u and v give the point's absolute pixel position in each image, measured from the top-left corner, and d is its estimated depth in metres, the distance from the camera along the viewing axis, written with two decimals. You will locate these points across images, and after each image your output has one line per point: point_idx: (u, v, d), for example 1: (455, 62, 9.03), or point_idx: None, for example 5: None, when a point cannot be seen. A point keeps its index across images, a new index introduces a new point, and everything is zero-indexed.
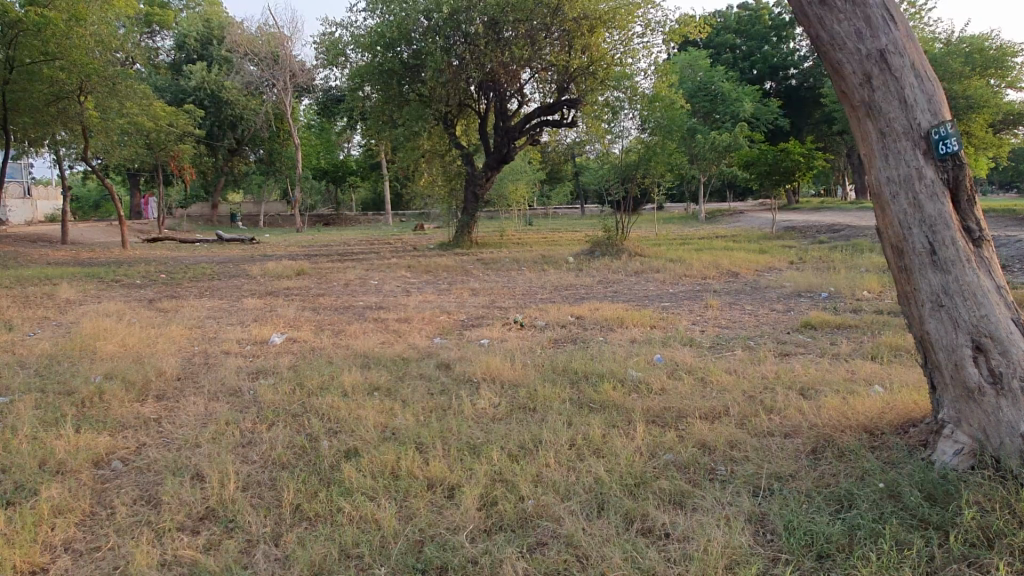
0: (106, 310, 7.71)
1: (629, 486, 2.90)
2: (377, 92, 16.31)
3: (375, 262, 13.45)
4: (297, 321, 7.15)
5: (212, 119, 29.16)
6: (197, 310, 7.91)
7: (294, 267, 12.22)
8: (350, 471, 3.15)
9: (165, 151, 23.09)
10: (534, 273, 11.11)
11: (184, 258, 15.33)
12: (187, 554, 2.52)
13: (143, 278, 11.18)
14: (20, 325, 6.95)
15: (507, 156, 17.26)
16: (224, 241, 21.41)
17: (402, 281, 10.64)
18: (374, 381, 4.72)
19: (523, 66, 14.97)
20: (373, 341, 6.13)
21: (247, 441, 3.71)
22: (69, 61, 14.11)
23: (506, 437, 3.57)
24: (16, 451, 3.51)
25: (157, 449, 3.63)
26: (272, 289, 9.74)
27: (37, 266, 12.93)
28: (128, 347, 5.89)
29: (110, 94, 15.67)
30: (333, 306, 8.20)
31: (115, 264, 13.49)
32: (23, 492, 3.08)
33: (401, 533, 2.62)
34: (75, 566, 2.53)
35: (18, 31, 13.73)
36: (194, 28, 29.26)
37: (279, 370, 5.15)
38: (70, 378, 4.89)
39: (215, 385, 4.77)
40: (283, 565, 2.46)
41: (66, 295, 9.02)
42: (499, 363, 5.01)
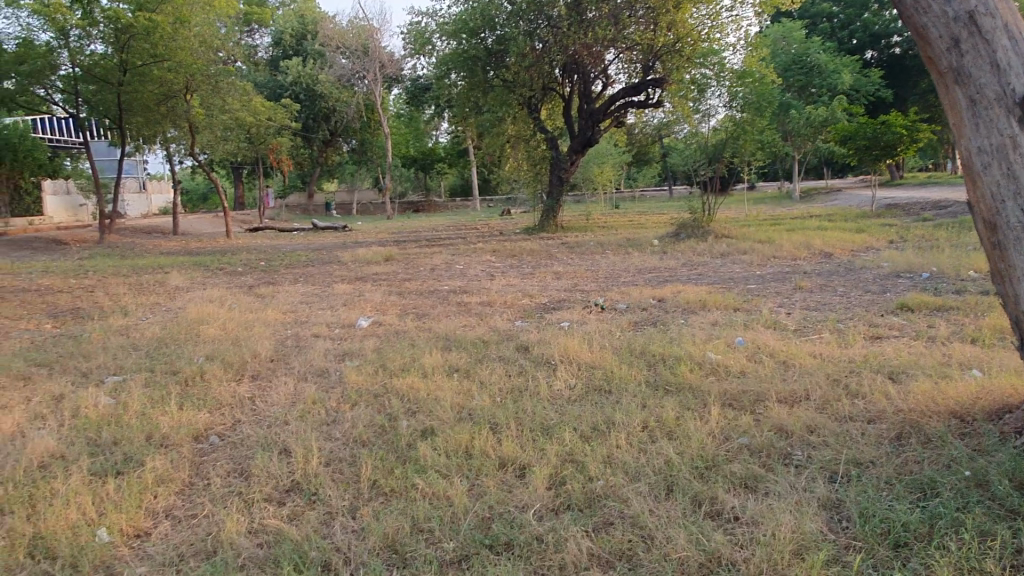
0: (210, 296, 8.19)
1: (700, 468, 2.88)
2: (463, 79, 16.52)
3: (461, 247, 13.67)
4: (384, 305, 7.40)
5: (308, 112, 30.15)
6: (292, 295, 8.32)
7: (383, 253, 12.57)
8: (424, 449, 3.25)
9: (266, 145, 24.20)
10: (618, 256, 11.03)
11: (283, 246, 16.09)
12: (273, 523, 2.69)
13: (244, 266, 11.79)
14: (134, 310, 7.49)
15: (592, 140, 17.13)
16: (320, 230, 22.26)
17: (486, 265, 10.78)
18: (454, 363, 4.84)
19: (606, 47, 14.71)
20: (455, 324, 6.26)
21: (331, 419, 3.89)
22: (175, 61, 15.04)
23: (579, 418, 3.59)
24: (127, 425, 3.83)
25: (251, 426, 3.86)
26: (361, 275, 10.08)
27: (153, 255, 13.90)
28: (228, 330, 6.25)
29: (214, 91, 16.62)
30: (418, 291, 8.42)
31: (218, 254, 14.24)
32: (132, 463, 3.35)
33: (470, 510, 2.69)
34: (174, 531, 2.74)
35: (131, 36, 14.71)
36: (290, 24, 30.38)
37: (364, 352, 5.35)
38: (175, 360, 5.26)
39: (304, 366, 5.03)
40: (359, 536, 2.58)
41: (175, 283, 9.62)
42: (577, 345, 5.03)
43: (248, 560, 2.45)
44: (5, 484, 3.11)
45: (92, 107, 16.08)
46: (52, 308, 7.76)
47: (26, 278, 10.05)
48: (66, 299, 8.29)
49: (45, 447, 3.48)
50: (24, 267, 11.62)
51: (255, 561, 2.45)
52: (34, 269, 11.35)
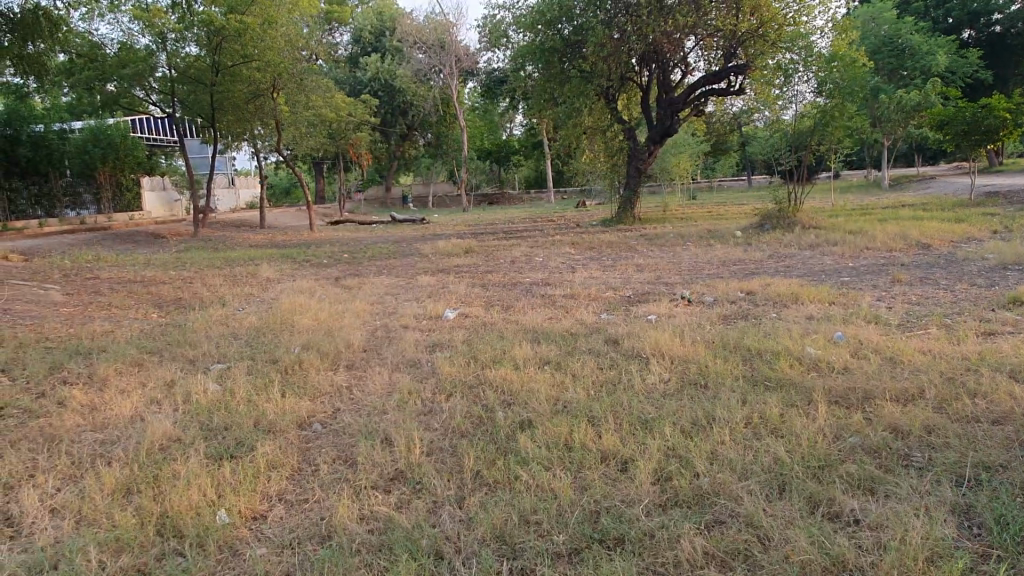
0: (301, 288, 8.45)
1: (813, 468, 2.78)
2: (540, 71, 16.52)
3: (539, 239, 13.65)
4: (468, 297, 7.48)
5: (386, 108, 30.67)
6: (378, 286, 8.49)
7: (462, 245, 12.68)
8: (525, 441, 3.27)
9: (346, 140, 24.88)
10: (700, 248, 10.82)
11: (364, 238, 16.50)
12: (382, 511, 2.75)
13: (329, 258, 12.11)
14: (231, 301, 7.79)
15: (671, 130, 16.75)
16: (398, 223, 22.65)
17: (566, 258, 10.74)
18: (544, 355, 4.86)
19: (687, 33, 14.32)
20: (540, 317, 6.26)
21: (429, 409, 3.96)
22: (264, 61, 15.55)
23: (678, 413, 3.54)
24: (237, 411, 4.00)
25: (350, 414, 3.97)
26: (443, 267, 10.20)
27: (243, 248, 14.48)
28: (321, 321, 6.44)
29: (298, 89, 17.21)
30: (500, 283, 8.45)
31: (304, 247, 14.67)
32: (244, 447, 3.50)
33: (578, 503, 2.69)
34: (289, 514, 2.84)
35: (223, 38, 15.19)
36: (369, 22, 31.00)
37: (454, 343, 5.42)
38: (274, 349, 5.45)
39: (397, 357, 5.12)
40: (468, 526, 2.61)
41: (266, 274, 9.97)
42: (668, 338, 4.95)
43: (361, 545, 2.52)
44: (130, 464, 3.30)
45: (187, 106, 16.89)
46: (156, 298, 8.18)
47: (131, 270, 10.61)
48: (167, 290, 8.71)
49: (163, 430, 3.67)
50: (127, 259, 12.28)
51: (368, 547, 2.51)
52: (137, 261, 11.99)
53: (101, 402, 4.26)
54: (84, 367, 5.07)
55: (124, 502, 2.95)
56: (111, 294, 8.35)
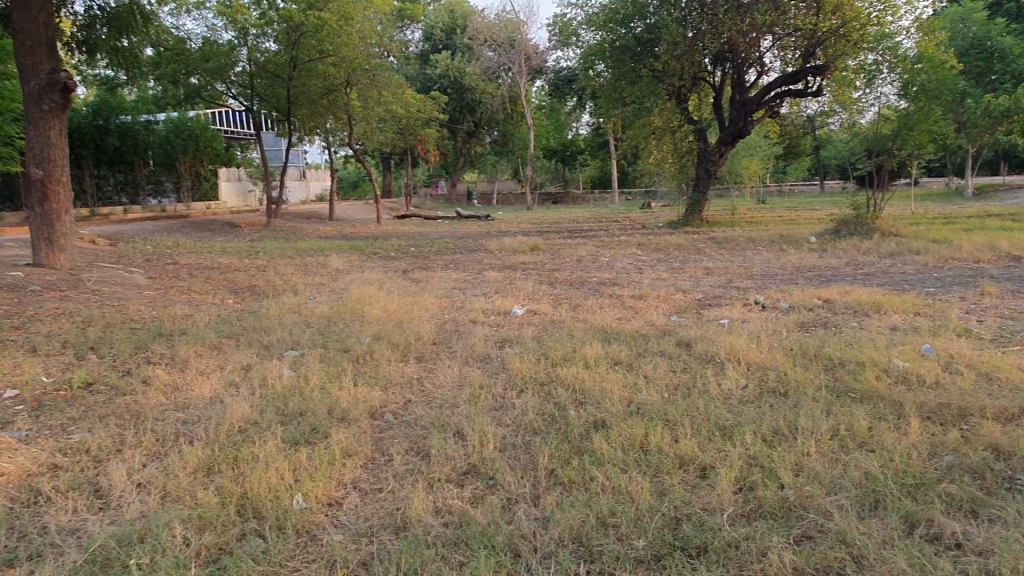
0: (370, 279, 8.58)
1: (908, 486, 2.64)
2: (610, 69, 16.39)
3: (605, 239, 13.54)
4: (536, 294, 7.44)
5: (455, 104, 31.02)
6: (446, 281, 8.55)
7: (529, 242, 12.67)
8: (599, 442, 3.21)
9: (415, 136, 25.26)
10: (772, 252, 10.54)
11: (431, 233, 16.68)
12: (457, 505, 2.74)
13: (396, 251, 12.27)
14: (303, 290, 7.96)
15: (744, 131, 16.35)
16: (463, 219, 22.84)
17: (633, 258, 10.60)
18: (616, 355, 4.78)
19: (764, 33, 13.93)
20: (610, 317, 6.18)
21: (500, 405, 3.95)
22: (339, 56, 16.02)
23: (758, 421, 3.41)
24: (311, 397, 4.07)
25: (422, 406, 3.99)
26: (510, 263, 10.21)
27: (313, 239, 14.81)
28: (391, 312, 6.52)
29: (371, 84, 17.54)
30: (567, 281, 8.40)
31: (373, 239, 14.93)
32: (319, 434, 3.55)
33: (657, 508, 2.62)
34: (364, 502, 2.86)
35: (301, 33, 15.60)
36: (441, 19, 31.46)
37: (523, 340, 5.40)
38: (346, 338, 5.54)
39: (467, 351, 5.13)
40: (544, 525, 2.58)
41: (337, 265, 10.14)
42: (743, 343, 4.82)
43: (437, 538, 2.51)
44: (212, 444, 3.39)
45: (265, 100, 17.41)
46: (231, 285, 8.42)
47: (208, 257, 10.96)
48: (241, 277, 8.96)
49: (242, 413, 3.76)
50: (204, 246, 12.74)
51: (444, 540, 2.50)
52: (214, 248, 12.41)
53: (183, 383, 4.40)
54: (167, 348, 5.26)
55: (205, 481, 3.02)
56: (189, 279, 8.65)
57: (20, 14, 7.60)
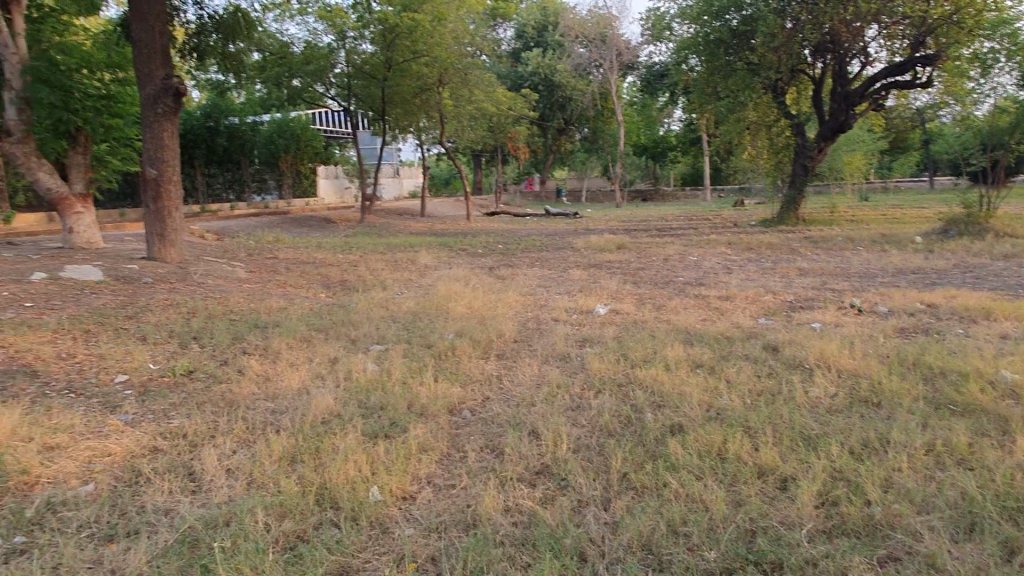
0: (456, 276, 8.72)
1: (1010, 509, 2.45)
2: (703, 63, 15.99)
3: (695, 237, 13.27)
4: (620, 294, 7.37)
5: (545, 102, 31.30)
6: (530, 278, 8.58)
7: (615, 241, 12.54)
8: (676, 447, 3.14)
9: (505, 133, 25.45)
10: (873, 253, 10.01)
11: (518, 230, 16.78)
12: (527, 504, 2.75)
13: (484, 248, 12.41)
14: (391, 285, 8.17)
15: (844, 125, 15.56)
16: (551, 216, 22.85)
17: (722, 258, 10.32)
18: (698, 358, 4.66)
19: (870, 21, 13.23)
20: (695, 318, 6.03)
21: (576, 405, 3.93)
22: (432, 57, 16.32)
23: (846, 432, 3.25)
24: (392, 391, 4.17)
25: (499, 404, 4.02)
26: (595, 261, 10.14)
27: (404, 235, 15.18)
28: (474, 309, 6.59)
29: (463, 83, 17.77)
30: (652, 281, 8.26)
31: (461, 236, 15.15)
32: (397, 428, 3.64)
33: (732, 518, 2.55)
34: (437, 497, 2.92)
35: (396, 34, 15.97)
36: (533, 17, 31.52)
37: (603, 340, 5.34)
38: (429, 334, 5.64)
39: (547, 350, 5.13)
40: (613, 530, 2.55)
41: (425, 261, 10.36)
42: (835, 348, 4.60)
43: (505, 537, 2.53)
44: (297, 434, 3.53)
45: (361, 100, 17.84)
46: (325, 279, 8.75)
47: (304, 252, 11.43)
48: (334, 271, 9.29)
49: (326, 405, 3.90)
50: (302, 241, 13.30)
51: (512, 540, 2.51)
52: (311, 243, 12.91)
53: (274, 373, 4.61)
54: (261, 340, 5.51)
55: (288, 469, 3.15)
56: (287, 273, 9.05)
57: (139, 24, 8.10)
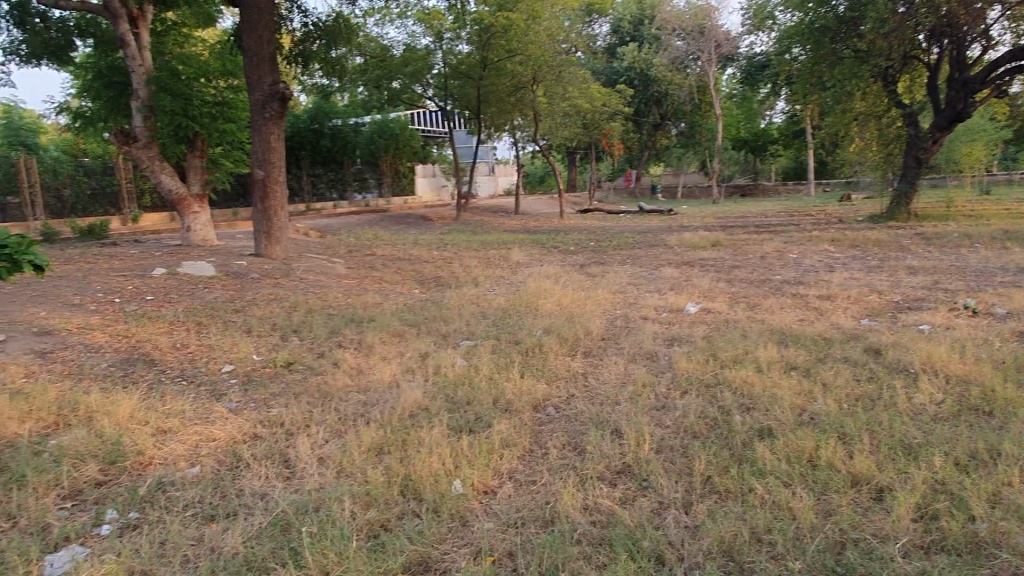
0: (547, 273, 8.74)
1: None
2: (808, 53, 15.33)
3: (796, 234, 12.76)
4: (713, 292, 7.18)
5: (641, 97, 30.83)
6: (622, 276, 8.50)
7: (711, 237, 12.23)
8: (764, 451, 3.04)
9: (599, 129, 25.26)
10: (993, 250, 9.32)
11: (611, 227, 16.63)
12: (606, 504, 2.73)
13: (576, 246, 12.38)
14: (483, 282, 8.27)
15: (963, 114, 14.54)
16: (645, 213, 22.54)
17: (825, 256, 9.87)
18: (793, 360, 4.48)
19: (992, 2, 12.29)
20: (792, 318, 5.81)
21: (662, 405, 3.86)
22: (526, 55, 16.42)
23: (952, 442, 3.05)
24: (478, 387, 4.23)
25: (584, 401, 4.00)
26: (689, 259, 9.92)
27: (498, 232, 15.35)
28: (563, 306, 6.60)
29: (558, 80, 17.77)
30: (748, 279, 8.01)
31: (553, 233, 15.17)
32: (481, 423, 3.69)
33: (820, 529, 2.44)
34: (517, 493, 2.94)
35: (491, 34, 16.17)
36: (629, 11, 31.15)
37: (693, 339, 5.22)
38: (518, 330, 5.68)
39: (634, 348, 5.07)
40: (694, 534, 2.49)
41: (517, 258, 10.43)
42: (944, 352, 4.32)
43: (583, 536, 2.52)
44: (386, 426, 3.64)
45: (457, 100, 18.15)
46: (419, 275, 8.97)
47: (401, 249, 11.76)
48: (428, 268, 9.51)
49: (415, 399, 3.99)
50: (399, 239, 13.69)
51: (590, 539, 2.51)
52: (407, 240, 13.27)
53: (367, 366, 4.77)
54: (357, 333, 5.72)
55: (375, 460, 3.25)
56: (383, 270, 9.33)
57: (249, 33, 8.54)
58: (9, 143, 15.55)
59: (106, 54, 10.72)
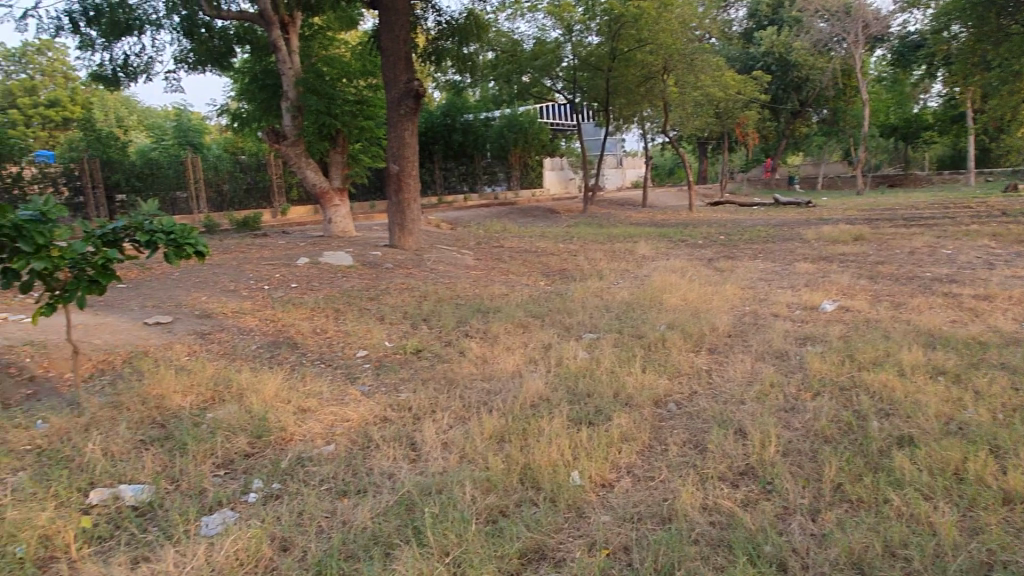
0: (674, 267, 8.57)
1: None
2: (970, 29, 14.05)
3: (951, 228, 11.75)
4: (852, 289, 6.78)
5: (779, 83, 29.41)
6: (753, 271, 8.19)
7: (853, 231, 11.50)
8: (902, 460, 2.86)
9: (733, 119, 24.41)
10: None
11: (743, 221, 16.02)
12: (727, 505, 2.66)
13: (705, 239, 12.04)
14: (608, 275, 8.23)
15: None
16: (782, 205, 21.53)
17: (984, 251, 9.04)
18: (940, 364, 4.16)
19: None
20: (942, 318, 5.38)
21: (791, 406, 3.70)
22: (657, 44, 16.11)
23: None
24: (599, 379, 4.24)
25: (707, 399, 3.91)
26: (827, 254, 9.40)
27: (624, 225, 15.18)
28: (689, 301, 6.45)
29: (689, 69, 17.24)
30: (893, 275, 7.49)
31: (682, 226, 14.83)
32: (601, 416, 3.69)
33: (964, 547, 2.27)
34: (635, 488, 2.93)
35: (621, 24, 16.02)
36: None
37: (828, 338, 4.96)
38: (641, 324, 5.62)
39: (762, 346, 4.89)
40: (820, 543, 2.39)
41: (643, 252, 10.29)
42: None
43: (701, 536, 2.48)
44: (507, 415, 3.72)
45: (586, 93, 18.11)
46: (544, 268, 9.05)
47: (527, 241, 11.91)
48: (554, 260, 9.58)
49: (536, 389, 4.05)
50: (526, 231, 13.86)
51: (708, 539, 2.46)
52: (534, 233, 13.41)
53: (491, 356, 4.89)
54: (482, 323, 5.87)
55: (496, 448, 3.34)
56: (510, 261, 9.49)
57: (387, 34, 8.92)
58: (178, 142, 17.13)
59: (261, 59, 11.46)
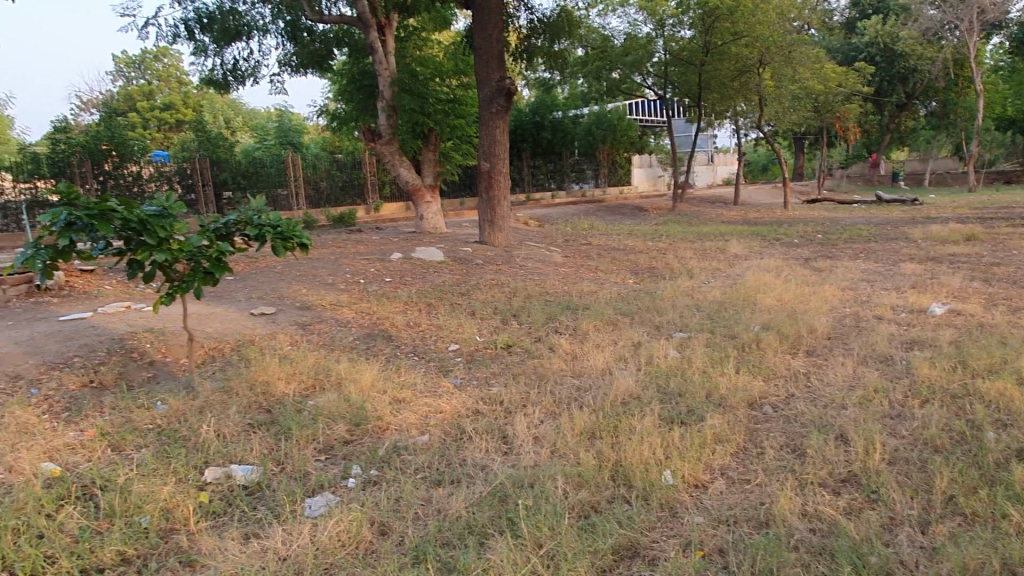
0: (768, 266, 8.30)
1: None
2: None
3: None
4: (964, 292, 6.38)
5: (883, 75, 27.95)
6: (854, 271, 7.83)
7: (965, 231, 10.80)
8: (1022, 474, 2.68)
9: (832, 112, 23.37)
10: None
11: (843, 219, 15.32)
12: (828, 512, 2.57)
13: (802, 238, 11.59)
14: (698, 274, 8.07)
15: None
16: (885, 203, 20.46)
17: None
18: None
19: None
20: None
21: (897, 413, 3.53)
22: (753, 36, 15.63)
23: None
24: (691, 379, 4.17)
25: (806, 402, 3.78)
26: (936, 254, 8.87)
27: (715, 223, 14.80)
28: (785, 301, 6.24)
29: (786, 62, 16.47)
30: (1011, 278, 7.00)
31: (776, 225, 14.31)
32: (694, 416, 3.63)
33: None
34: (729, 490, 2.87)
35: (715, 17, 15.66)
36: None
37: (938, 343, 4.69)
38: (734, 325, 5.49)
39: (865, 350, 4.68)
40: (930, 556, 2.28)
41: (735, 251, 10.02)
42: None
43: (801, 542, 2.41)
44: (597, 412, 3.72)
45: (677, 88, 17.76)
46: (633, 266, 8.95)
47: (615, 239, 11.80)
48: (643, 259, 9.46)
49: (626, 387, 4.03)
50: (614, 229, 13.73)
51: (808, 546, 2.39)
52: (622, 231, 13.27)
53: (581, 352, 4.89)
54: (571, 320, 5.87)
55: (587, 444, 3.34)
56: (597, 259, 9.44)
57: (480, 33, 9.04)
58: (280, 142, 17.92)
59: (359, 60, 11.76)
